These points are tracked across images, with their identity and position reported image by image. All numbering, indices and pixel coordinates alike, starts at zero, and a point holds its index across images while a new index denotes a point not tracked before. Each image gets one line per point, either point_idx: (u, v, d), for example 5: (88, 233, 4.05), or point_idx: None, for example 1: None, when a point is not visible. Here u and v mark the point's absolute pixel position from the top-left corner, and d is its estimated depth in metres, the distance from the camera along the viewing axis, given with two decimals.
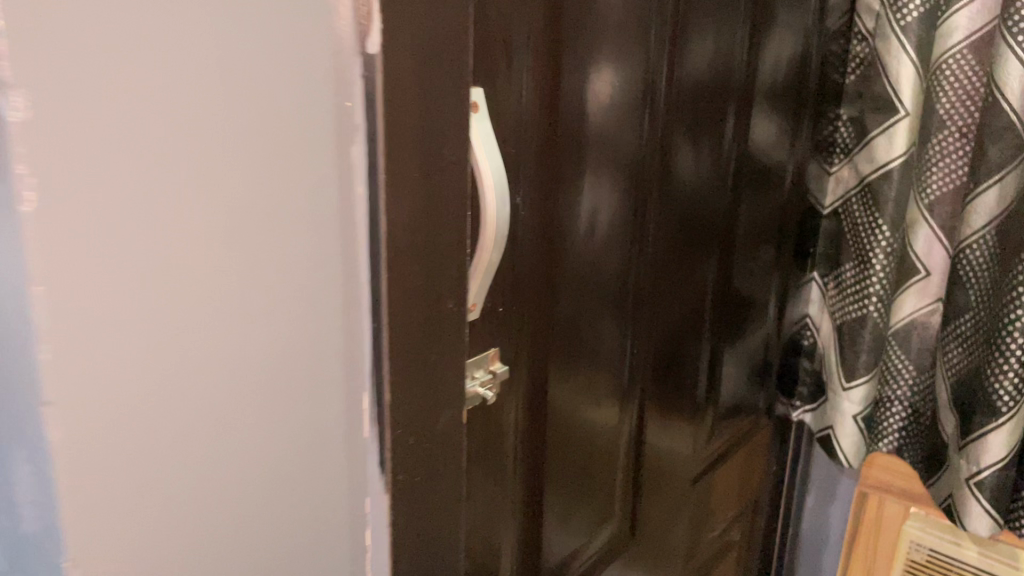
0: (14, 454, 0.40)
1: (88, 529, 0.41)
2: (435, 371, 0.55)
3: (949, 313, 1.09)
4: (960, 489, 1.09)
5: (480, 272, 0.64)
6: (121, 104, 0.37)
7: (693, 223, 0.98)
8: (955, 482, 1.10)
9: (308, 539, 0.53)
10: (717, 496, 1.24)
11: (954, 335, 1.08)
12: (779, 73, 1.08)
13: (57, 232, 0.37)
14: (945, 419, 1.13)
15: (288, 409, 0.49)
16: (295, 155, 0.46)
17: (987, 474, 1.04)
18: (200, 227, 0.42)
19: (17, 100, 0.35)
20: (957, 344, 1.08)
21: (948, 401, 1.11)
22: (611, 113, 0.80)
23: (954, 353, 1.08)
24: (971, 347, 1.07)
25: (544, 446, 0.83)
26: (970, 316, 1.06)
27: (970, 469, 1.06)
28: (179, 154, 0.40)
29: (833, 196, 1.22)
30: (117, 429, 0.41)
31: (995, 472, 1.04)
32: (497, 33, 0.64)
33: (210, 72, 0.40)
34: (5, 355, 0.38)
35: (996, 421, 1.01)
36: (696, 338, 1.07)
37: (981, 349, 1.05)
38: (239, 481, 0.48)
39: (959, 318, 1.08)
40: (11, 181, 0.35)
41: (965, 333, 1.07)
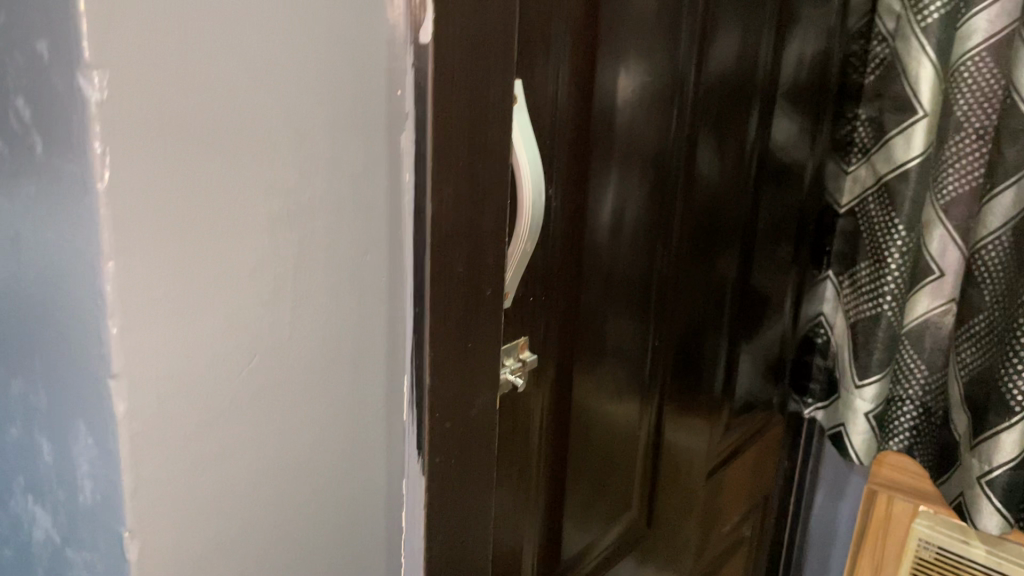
0: (82, 424, 0.41)
1: (147, 504, 0.42)
2: (476, 361, 0.55)
3: (964, 313, 1.09)
4: (972, 488, 1.10)
5: (515, 261, 0.65)
6: (193, 88, 0.38)
7: (715, 220, 0.99)
8: (967, 481, 1.11)
9: (349, 517, 0.54)
10: (729, 491, 1.25)
11: (967, 334, 1.08)
12: (801, 72, 1.09)
13: (129, 210, 0.37)
14: (957, 419, 1.13)
15: (334, 388, 0.51)
16: (348, 140, 0.47)
17: (998, 473, 1.05)
18: (259, 209, 0.43)
19: (96, 80, 0.35)
20: (969, 344, 1.09)
21: (960, 400, 1.11)
22: (640, 109, 0.81)
23: (967, 353, 1.09)
24: (984, 348, 1.07)
25: (568, 437, 0.84)
26: (984, 316, 1.07)
27: (983, 468, 1.06)
28: (241, 139, 0.41)
29: (850, 195, 1.22)
30: (177, 404, 0.42)
31: (1006, 471, 1.05)
32: (537, 28, 0.65)
33: (272, 57, 0.41)
34: (79, 329, 0.39)
35: (1008, 420, 1.02)
36: (715, 335, 1.08)
37: (994, 349, 1.05)
38: (284, 460, 0.49)
39: (973, 318, 1.08)
40: (89, 160, 0.36)
41: (978, 334, 1.08)
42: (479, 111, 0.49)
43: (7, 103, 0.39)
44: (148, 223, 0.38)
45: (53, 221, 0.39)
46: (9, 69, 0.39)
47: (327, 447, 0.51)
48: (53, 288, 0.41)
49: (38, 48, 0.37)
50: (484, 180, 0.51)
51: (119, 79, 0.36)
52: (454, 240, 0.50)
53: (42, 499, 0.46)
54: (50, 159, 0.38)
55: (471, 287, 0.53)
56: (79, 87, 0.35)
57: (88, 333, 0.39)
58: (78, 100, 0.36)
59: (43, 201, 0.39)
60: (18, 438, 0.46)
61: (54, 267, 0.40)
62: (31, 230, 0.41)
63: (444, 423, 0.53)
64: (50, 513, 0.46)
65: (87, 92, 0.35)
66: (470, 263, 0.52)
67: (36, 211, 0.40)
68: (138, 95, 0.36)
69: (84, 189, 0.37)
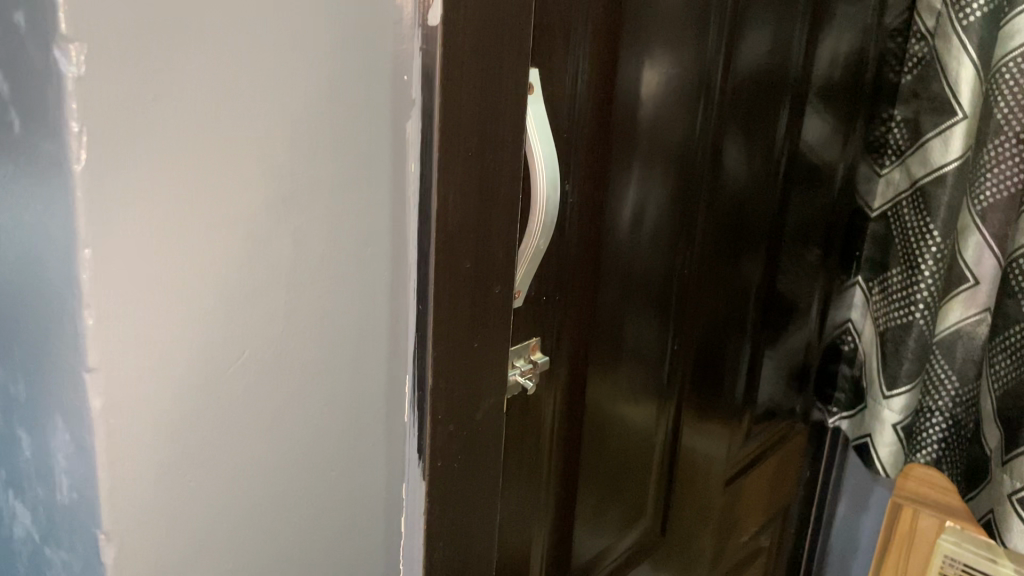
0: (58, 418, 0.39)
1: (124, 505, 0.40)
2: (482, 361, 0.53)
3: (999, 323, 1.04)
4: (1002, 505, 1.04)
5: (527, 258, 0.62)
6: (182, 64, 0.36)
7: (742, 221, 0.96)
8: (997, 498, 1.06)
9: (344, 520, 0.52)
10: (749, 500, 1.21)
11: (1003, 346, 1.04)
12: (834, 70, 1.05)
13: (107, 193, 0.35)
14: (989, 432, 1.08)
15: (330, 386, 0.48)
16: (350, 126, 0.45)
17: None
18: (253, 195, 0.41)
19: (72, 53, 0.33)
20: (1004, 355, 1.04)
21: (992, 413, 1.07)
22: (665, 104, 0.77)
23: (1001, 364, 1.04)
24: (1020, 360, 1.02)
25: (580, 441, 0.81)
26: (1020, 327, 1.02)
27: (1015, 486, 1.01)
28: (232, 118, 0.39)
29: (882, 199, 1.19)
30: (155, 401, 0.39)
31: None
32: (557, 16, 0.62)
33: (269, 35, 0.39)
34: (57, 317, 0.37)
35: None
36: (738, 338, 1.04)
37: None
38: (275, 461, 0.46)
39: (1009, 329, 1.03)
40: (66, 139, 0.34)
41: (1013, 346, 1.03)
42: (490, 100, 0.47)
43: None
44: (129, 209, 0.36)
45: (30, 203, 0.37)
46: None
47: (323, 446, 0.49)
48: (32, 274, 0.38)
49: (16, 19, 0.35)
50: (492, 172, 0.49)
51: (100, 52, 0.33)
52: (462, 234, 0.48)
53: (22, 494, 0.44)
54: (27, 139, 0.36)
55: (479, 285, 0.50)
56: (55, 60, 0.33)
57: (66, 324, 0.37)
58: (55, 75, 0.33)
59: (21, 182, 0.37)
60: None
61: (33, 251, 0.38)
62: (10, 211, 0.39)
63: (446, 426, 0.51)
64: (30, 509, 0.44)
65: (64, 66, 0.33)
66: (478, 260, 0.50)
67: (15, 192, 0.38)
68: (120, 71, 0.34)
69: (61, 169, 0.35)
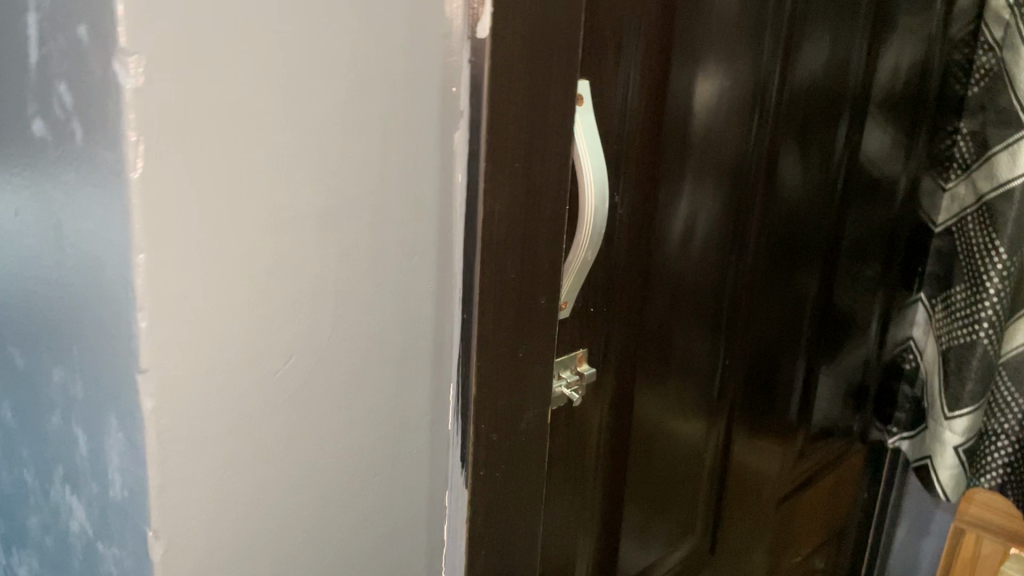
0: (112, 417, 0.41)
1: (172, 504, 0.41)
2: (525, 371, 0.53)
3: None
4: None
5: (574, 270, 0.62)
6: (237, 76, 0.37)
7: (797, 235, 0.94)
8: None
9: (388, 526, 0.53)
10: (803, 520, 1.19)
11: None
12: (897, 82, 1.02)
13: (163, 199, 0.36)
14: None
15: (375, 394, 0.49)
16: (398, 138, 0.46)
17: None
18: (302, 201, 0.42)
19: (131, 65, 0.34)
20: None
21: None
22: (718, 117, 0.77)
23: None
24: None
25: (627, 455, 0.81)
26: None
27: None
28: (282, 129, 0.40)
29: (947, 213, 1.16)
30: (204, 404, 0.41)
31: None
32: (609, 28, 0.62)
33: (320, 46, 0.40)
34: (114, 322, 0.39)
35: None
36: (793, 355, 1.03)
37: None
38: (319, 465, 0.47)
39: None
40: (124, 149, 0.35)
41: None
42: (537, 113, 0.47)
43: (49, 90, 0.39)
44: (183, 215, 0.37)
45: (90, 209, 0.39)
46: (53, 53, 0.38)
47: (367, 453, 0.50)
48: (91, 278, 0.40)
49: (79, 33, 0.36)
50: (540, 184, 0.49)
51: (156, 66, 0.35)
52: (508, 245, 0.48)
53: (78, 491, 0.46)
54: (88, 147, 0.38)
55: (524, 295, 0.51)
56: (114, 72, 0.34)
57: (121, 326, 0.38)
58: (114, 86, 0.35)
59: (82, 189, 0.39)
60: (57, 428, 0.46)
61: (91, 256, 0.39)
62: (71, 216, 0.40)
63: (489, 435, 0.52)
64: (85, 505, 0.46)
65: (123, 78, 0.34)
66: (525, 271, 0.50)
67: (75, 197, 0.40)
68: (174, 83, 0.35)
69: (118, 177, 0.36)
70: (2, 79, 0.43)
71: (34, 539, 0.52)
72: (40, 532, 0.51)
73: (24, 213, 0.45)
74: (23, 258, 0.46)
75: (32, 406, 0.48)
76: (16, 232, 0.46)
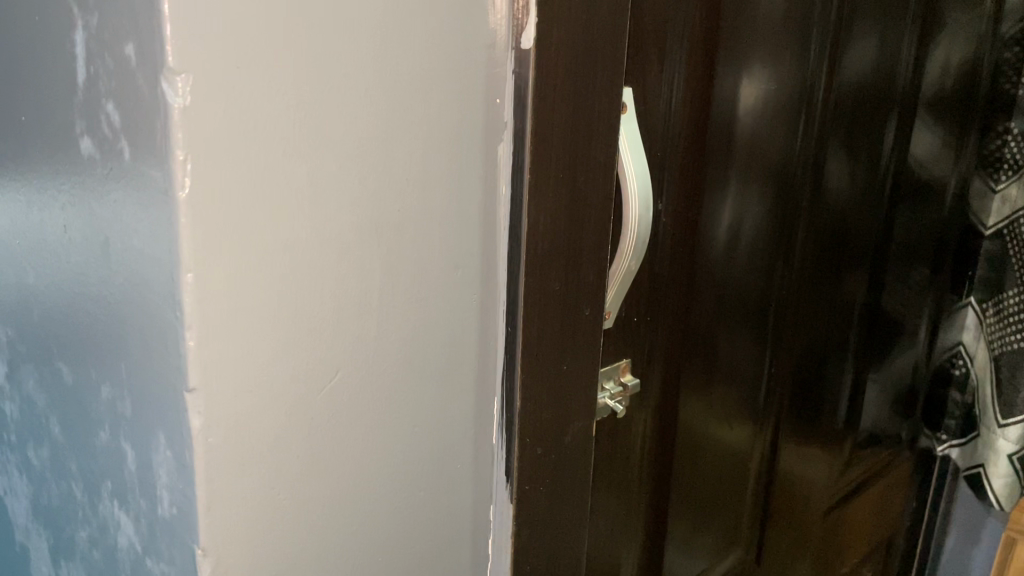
0: (159, 435, 0.41)
1: (222, 521, 0.40)
2: (567, 381, 0.54)
3: None
4: None
5: (617, 281, 0.61)
6: (285, 92, 0.37)
7: (844, 240, 0.92)
8: None
9: (434, 541, 0.53)
10: (851, 530, 1.16)
11: None
12: (946, 82, 0.99)
13: (210, 216, 0.36)
14: None
15: (420, 408, 0.49)
16: (442, 150, 0.45)
17: None
18: (344, 216, 0.42)
19: (179, 85, 0.34)
20: None
21: None
22: (763, 121, 0.75)
23: None
24: None
25: (672, 464, 0.79)
26: None
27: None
28: (326, 145, 0.40)
29: (998, 215, 1.13)
30: (249, 420, 0.40)
31: None
32: (653, 33, 0.62)
33: (368, 61, 0.40)
34: (162, 339, 0.39)
35: None
36: (841, 360, 1.00)
37: None
38: (363, 481, 0.47)
39: None
40: (171, 167, 0.35)
41: None
42: (580, 123, 0.48)
43: (97, 109, 0.39)
44: (231, 231, 0.37)
45: (137, 227, 0.39)
46: (101, 72, 0.38)
47: (412, 469, 0.49)
48: (137, 295, 0.40)
49: (127, 52, 0.36)
50: (584, 194, 0.50)
51: (202, 84, 0.35)
52: (552, 257, 0.49)
53: (126, 506, 0.46)
54: (134, 166, 0.38)
55: (569, 306, 0.52)
56: (162, 92, 0.34)
57: (168, 344, 0.38)
58: (162, 106, 0.35)
59: (129, 207, 0.39)
60: (104, 442, 0.46)
61: (138, 274, 0.39)
62: (119, 233, 0.40)
63: (534, 450, 0.52)
64: (132, 521, 0.46)
65: (171, 98, 0.34)
66: (568, 282, 0.51)
67: (123, 216, 0.40)
68: (222, 100, 0.35)
69: (165, 196, 0.36)
70: (50, 97, 0.43)
71: (82, 552, 0.53)
72: (89, 545, 0.52)
73: (72, 230, 0.45)
74: (71, 274, 0.46)
75: (80, 421, 0.48)
76: (64, 248, 0.46)
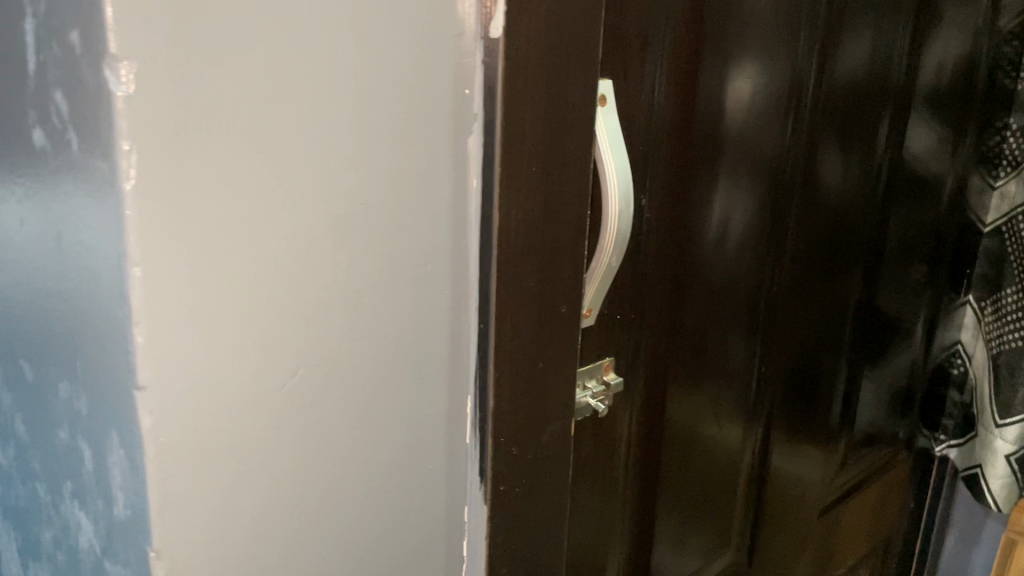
0: (112, 434, 0.40)
1: (177, 521, 0.39)
2: (543, 380, 0.52)
3: None
4: None
5: (598, 278, 0.60)
6: (240, 81, 0.36)
7: (837, 236, 0.91)
8: None
9: (406, 543, 0.51)
10: (847, 531, 1.15)
11: None
12: (942, 78, 0.98)
13: (159, 209, 0.35)
14: None
15: (389, 408, 0.48)
16: (410, 143, 0.44)
17: None
18: (305, 211, 0.40)
19: (123, 72, 0.33)
20: None
21: None
22: (753, 116, 0.74)
23: None
24: None
25: (659, 464, 0.78)
26: None
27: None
28: (286, 136, 0.39)
29: (997, 213, 1.12)
30: (205, 420, 0.39)
31: None
32: (634, 24, 0.60)
33: (327, 51, 0.39)
34: (112, 337, 0.37)
35: None
36: (835, 359, 0.99)
37: None
38: (330, 482, 0.46)
39: None
40: (116, 158, 0.34)
41: None
42: (553, 115, 0.47)
43: (47, 99, 0.38)
44: (182, 225, 0.36)
45: (87, 220, 0.38)
46: (49, 61, 0.37)
47: (381, 470, 0.48)
48: (89, 290, 0.39)
49: (72, 39, 0.35)
50: (559, 188, 0.49)
51: (148, 71, 0.33)
52: (525, 252, 0.48)
53: (86, 506, 0.45)
54: (82, 157, 0.36)
55: (544, 304, 0.51)
56: (105, 80, 0.33)
57: (118, 341, 0.37)
58: (105, 94, 0.33)
59: (79, 200, 0.38)
60: (64, 441, 0.45)
61: (89, 268, 0.38)
62: (71, 227, 0.39)
63: (509, 449, 0.51)
64: (91, 521, 0.45)
65: (115, 86, 0.33)
66: (543, 279, 0.50)
67: (74, 209, 0.38)
68: (170, 89, 0.34)
69: (112, 189, 0.35)
70: (3, 88, 0.42)
71: (48, 553, 0.52)
72: (53, 546, 0.50)
73: (28, 224, 0.44)
74: (29, 270, 0.45)
75: (42, 419, 0.47)
76: (21, 243, 0.45)
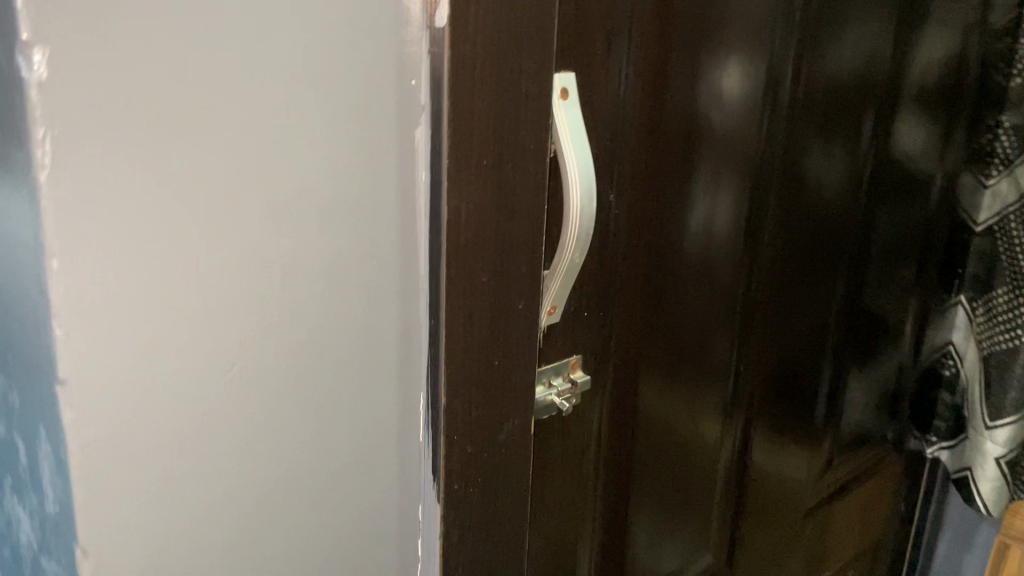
0: (38, 430, 0.39)
1: (105, 517, 0.39)
2: (499, 379, 0.52)
3: None
4: None
5: (560, 275, 0.59)
6: (166, 68, 0.36)
7: (820, 234, 0.89)
8: None
9: (358, 544, 0.51)
10: (835, 532, 1.13)
11: None
12: (931, 74, 0.96)
13: (76, 200, 0.35)
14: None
15: (336, 405, 0.47)
16: (352, 134, 0.44)
17: None
18: (240, 206, 0.40)
19: (35, 58, 0.33)
20: None
21: None
22: (737, 117, 0.73)
23: None
24: None
25: (631, 462, 0.77)
26: None
27: None
28: (215, 126, 0.38)
29: (988, 212, 1.09)
30: (131, 415, 0.39)
31: None
32: (599, 16, 0.59)
33: (261, 39, 0.39)
34: (34, 330, 0.37)
35: None
36: (818, 357, 0.98)
37: None
38: (272, 479, 0.45)
39: None
40: (30, 146, 0.34)
41: None
42: (502, 108, 0.46)
43: None
44: (102, 218, 0.36)
45: (8, 213, 0.37)
46: None
47: (328, 468, 0.48)
48: (12, 285, 0.38)
49: None
50: (511, 183, 0.48)
51: (61, 56, 0.33)
52: (475, 247, 0.47)
53: (23, 501, 0.44)
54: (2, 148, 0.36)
55: (498, 300, 0.50)
56: (18, 66, 0.33)
57: (39, 335, 0.37)
58: (18, 81, 0.33)
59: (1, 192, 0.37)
60: (2, 435, 0.45)
61: (11, 262, 0.38)
62: None
63: (464, 448, 0.51)
64: (29, 518, 0.44)
65: (27, 73, 0.33)
66: (497, 273, 0.49)
67: None
68: (85, 77, 0.34)
69: (29, 180, 0.35)
70: None
71: None
72: None
73: None
74: None
75: None
76: None
